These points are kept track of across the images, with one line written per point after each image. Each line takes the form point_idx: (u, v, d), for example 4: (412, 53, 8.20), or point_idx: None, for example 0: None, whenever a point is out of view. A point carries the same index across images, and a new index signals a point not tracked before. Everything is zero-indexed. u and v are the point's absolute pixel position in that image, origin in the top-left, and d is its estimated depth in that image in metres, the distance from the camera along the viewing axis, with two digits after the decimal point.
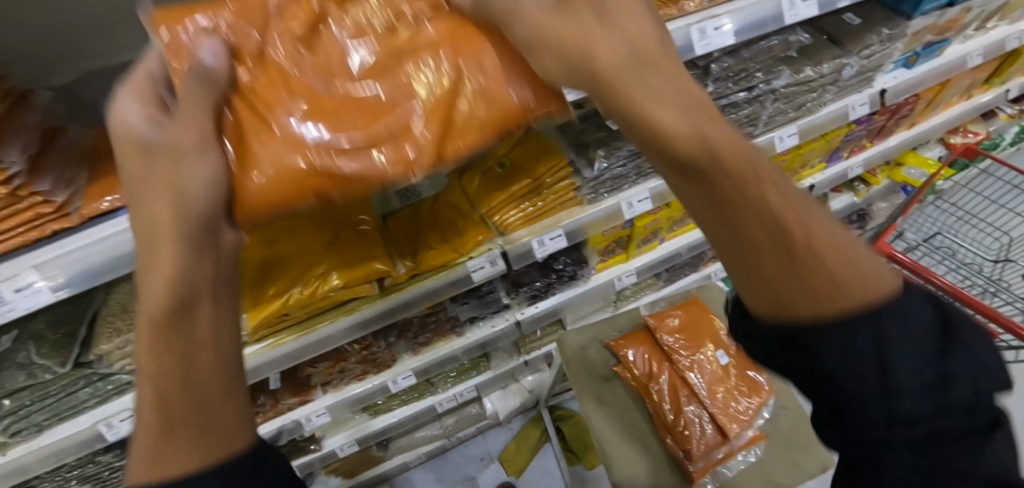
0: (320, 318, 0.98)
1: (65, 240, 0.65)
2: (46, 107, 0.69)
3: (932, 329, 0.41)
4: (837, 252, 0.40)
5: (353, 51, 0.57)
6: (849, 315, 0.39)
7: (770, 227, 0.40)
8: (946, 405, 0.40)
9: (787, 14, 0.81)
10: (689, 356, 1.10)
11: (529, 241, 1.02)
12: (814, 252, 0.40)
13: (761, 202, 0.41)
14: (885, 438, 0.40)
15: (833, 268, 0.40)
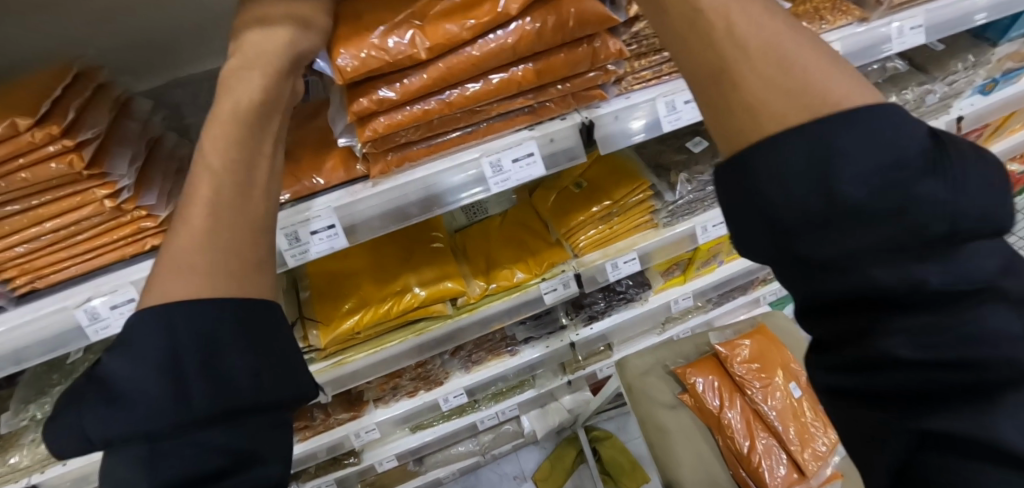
0: (389, 337, 0.95)
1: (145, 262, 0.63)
2: (147, 118, 0.68)
3: (995, 228, 0.31)
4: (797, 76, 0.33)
5: (482, 67, 0.56)
6: (822, 113, 0.31)
7: (737, 28, 0.35)
8: (961, 289, 0.31)
9: (894, 41, 0.77)
10: (761, 387, 1.09)
11: (602, 264, 0.99)
12: (769, 67, 0.33)
13: (728, 16, 0.35)
14: (857, 260, 0.31)
15: (783, 85, 0.33)
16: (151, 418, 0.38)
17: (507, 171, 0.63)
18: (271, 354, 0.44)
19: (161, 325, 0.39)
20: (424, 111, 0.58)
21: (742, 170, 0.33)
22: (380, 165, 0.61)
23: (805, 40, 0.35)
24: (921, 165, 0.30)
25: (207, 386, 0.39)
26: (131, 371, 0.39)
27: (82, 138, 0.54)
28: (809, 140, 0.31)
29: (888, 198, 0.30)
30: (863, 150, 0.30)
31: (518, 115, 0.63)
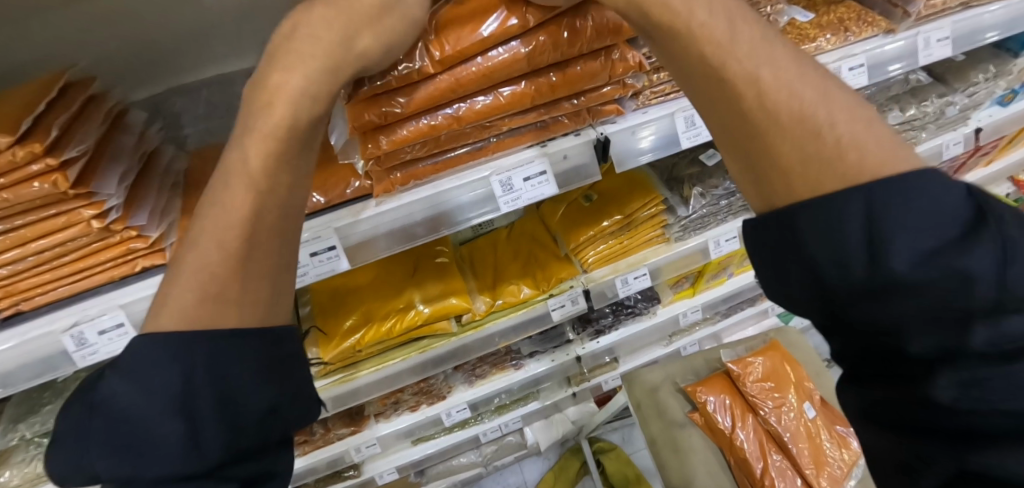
0: (391, 355, 0.92)
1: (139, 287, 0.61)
2: (141, 130, 0.65)
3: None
4: (825, 146, 0.34)
5: (493, 81, 0.53)
6: (858, 182, 0.32)
7: (765, 99, 0.36)
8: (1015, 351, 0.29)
9: (921, 53, 0.74)
10: (774, 407, 1.06)
11: (612, 279, 0.96)
12: (800, 134, 0.35)
13: (757, 83, 0.36)
14: (894, 319, 0.31)
15: (814, 153, 0.34)
16: (157, 454, 0.39)
17: (517, 189, 0.60)
18: (276, 390, 0.46)
19: (173, 363, 0.40)
20: (430, 127, 0.55)
21: (784, 227, 0.35)
22: (384, 183, 0.58)
23: (840, 102, 0.36)
24: (966, 232, 0.30)
25: (219, 428, 0.41)
26: (140, 405, 0.39)
27: (67, 156, 0.51)
28: (848, 205, 0.32)
29: (929, 266, 0.29)
30: (904, 217, 0.30)
31: (529, 129, 0.60)
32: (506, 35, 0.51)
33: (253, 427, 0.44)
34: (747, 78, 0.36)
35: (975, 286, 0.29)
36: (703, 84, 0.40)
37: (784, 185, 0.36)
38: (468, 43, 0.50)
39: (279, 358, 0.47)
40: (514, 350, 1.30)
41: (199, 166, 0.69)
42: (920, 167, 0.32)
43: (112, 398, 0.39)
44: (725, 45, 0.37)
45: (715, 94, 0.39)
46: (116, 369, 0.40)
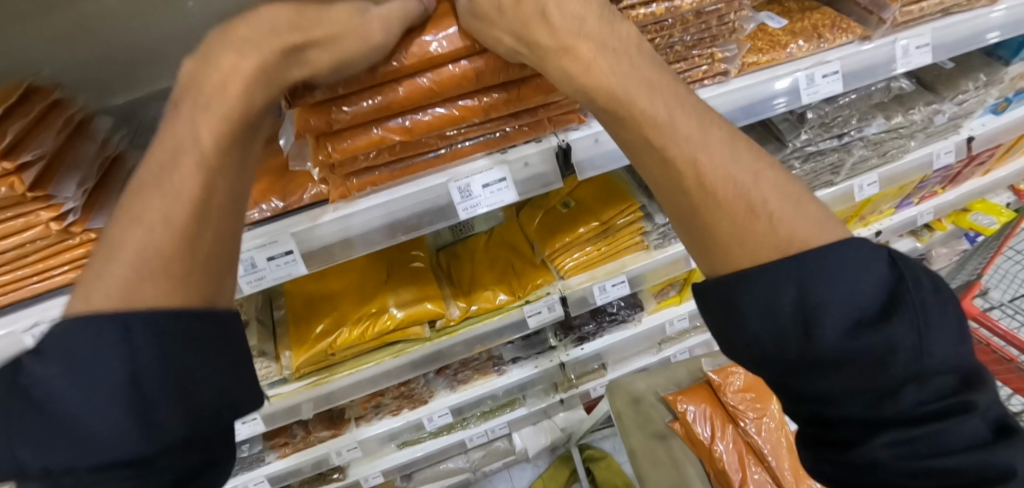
0: (365, 359, 0.91)
1: None
2: (105, 134, 0.65)
3: (954, 358, 0.35)
4: (763, 223, 0.38)
5: (446, 94, 0.54)
6: (792, 259, 0.36)
7: (705, 178, 0.39)
8: (929, 410, 0.34)
9: (898, 61, 0.72)
10: (755, 418, 1.04)
11: (589, 287, 0.95)
12: (739, 211, 0.38)
13: (702, 162, 0.40)
14: (833, 391, 0.35)
15: (756, 231, 0.38)
16: (105, 445, 0.34)
17: (475, 196, 0.60)
18: (233, 373, 0.42)
19: (115, 338, 0.36)
20: (382, 136, 0.55)
21: (730, 303, 0.38)
22: (339, 189, 0.57)
23: (774, 184, 0.39)
24: (879, 307, 0.35)
25: (176, 410, 0.37)
26: (79, 391, 0.35)
27: (24, 160, 0.49)
28: (784, 286, 0.36)
29: (857, 338, 0.34)
30: (832, 298, 0.35)
31: (489, 138, 0.60)
32: (460, 53, 0.52)
33: (209, 408, 0.39)
34: (695, 162, 0.40)
35: (894, 357, 0.34)
36: (649, 165, 0.43)
37: (729, 260, 0.39)
38: (422, 60, 0.51)
39: (231, 341, 0.43)
40: (496, 356, 1.30)
41: None
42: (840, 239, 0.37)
43: (42, 388, 0.35)
44: (667, 127, 0.41)
45: (662, 175, 0.42)
46: (43, 354, 0.35)
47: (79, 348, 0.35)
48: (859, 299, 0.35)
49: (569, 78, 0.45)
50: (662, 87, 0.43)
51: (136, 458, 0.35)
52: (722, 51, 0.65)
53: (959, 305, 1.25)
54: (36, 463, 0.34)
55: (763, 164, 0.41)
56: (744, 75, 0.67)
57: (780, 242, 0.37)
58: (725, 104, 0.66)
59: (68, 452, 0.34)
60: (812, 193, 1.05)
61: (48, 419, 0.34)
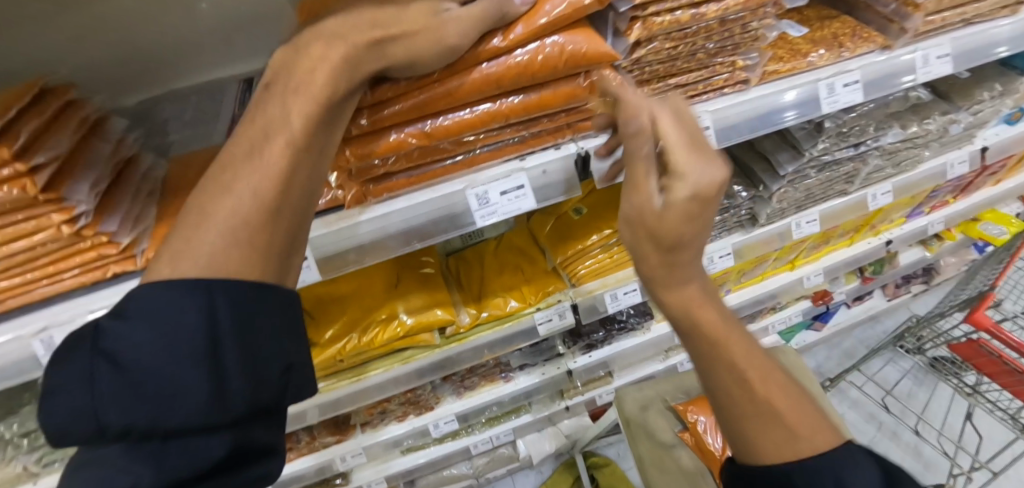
0: (372, 365, 0.91)
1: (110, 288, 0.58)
2: (119, 137, 0.64)
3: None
4: (798, 425, 0.45)
5: (467, 99, 0.53)
6: (823, 456, 0.44)
7: (748, 381, 0.45)
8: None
9: (918, 71, 0.71)
10: None
11: (602, 294, 0.94)
12: (778, 416, 0.45)
13: (754, 371, 0.46)
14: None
15: (793, 432, 0.45)
16: (179, 411, 0.35)
17: (493, 204, 0.59)
18: (295, 348, 0.43)
19: (199, 304, 0.36)
20: (401, 141, 0.54)
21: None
22: (355, 193, 0.57)
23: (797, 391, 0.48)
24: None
25: (247, 381, 0.38)
26: (157, 352, 0.35)
27: (37, 161, 0.48)
28: (823, 474, 0.43)
29: None
30: (860, 484, 0.43)
31: (508, 144, 0.60)
32: (479, 58, 0.51)
33: (276, 383, 0.41)
34: (751, 368, 0.46)
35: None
36: (694, 357, 0.47)
37: (766, 455, 0.46)
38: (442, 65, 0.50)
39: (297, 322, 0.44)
40: (504, 362, 1.29)
41: (177, 172, 0.68)
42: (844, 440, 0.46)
43: (119, 345, 0.35)
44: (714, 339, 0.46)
45: (715, 369, 0.46)
46: (123, 312, 0.35)
47: (160, 313, 0.35)
48: (866, 478, 0.43)
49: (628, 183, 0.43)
50: (716, 296, 0.48)
51: (208, 426, 0.36)
52: (744, 59, 0.64)
53: (972, 316, 1.24)
54: (114, 422, 0.34)
55: (786, 375, 0.49)
56: (765, 83, 0.66)
57: (812, 445, 0.45)
58: (744, 113, 0.65)
59: (143, 413, 0.34)
60: (825, 202, 1.04)
61: (122, 377, 0.34)
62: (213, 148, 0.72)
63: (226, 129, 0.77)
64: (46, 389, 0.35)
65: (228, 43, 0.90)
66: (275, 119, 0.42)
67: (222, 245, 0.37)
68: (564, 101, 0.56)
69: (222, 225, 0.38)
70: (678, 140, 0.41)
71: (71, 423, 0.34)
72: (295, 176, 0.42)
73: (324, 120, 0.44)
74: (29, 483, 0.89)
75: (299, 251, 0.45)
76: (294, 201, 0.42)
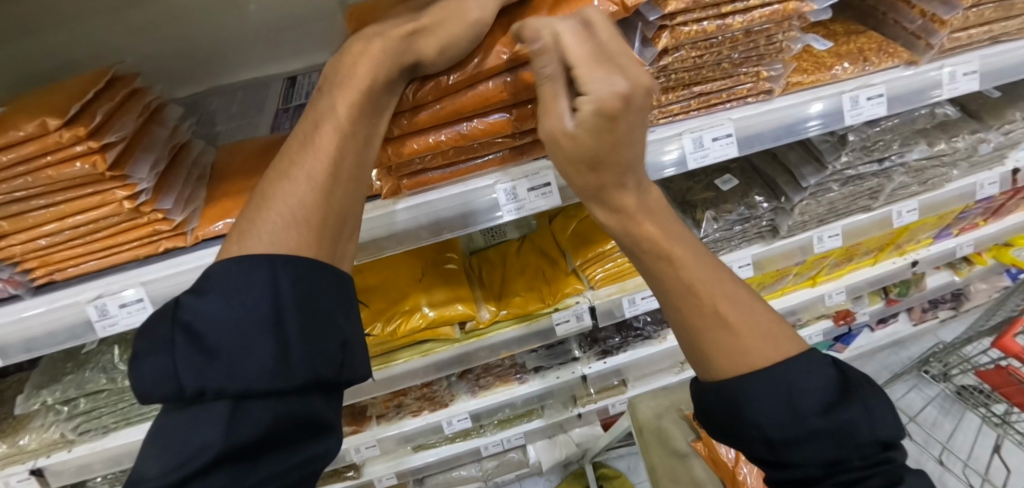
0: (395, 356, 0.94)
1: (152, 264, 0.63)
2: (175, 123, 0.69)
3: (891, 420, 0.47)
4: (753, 342, 0.48)
5: (499, 103, 0.56)
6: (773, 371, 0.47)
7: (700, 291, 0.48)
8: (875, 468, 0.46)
9: (944, 87, 0.72)
10: None
11: (620, 298, 0.95)
12: (730, 330, 0.48)
13: (710, 292, 0.49)
14: (812, 460, 0.46)
15: (742, 348, 0.48)
16: (248, 374, 0.38)
17: (521, 199, 0.62)
18: (351, 327, 0.46)
19: (265, 277, 0.40)
20: (438, 140, 0.57)
21: (729, 402, 0.48)
22: (391, 186, 0.60)
23: (758, 305, 0.50)
24: (840, 398, 0.47)
25: (305, 349, 0.41)
26: (227, 320, 0.39)
27: (107, 140, 0.53)
28: (774, 388, 0.47)
29: (826, 419, 0.46)
30: (803, 393, 0.46)
31: (536, 143, 0.62)
32: (510, 64, 0.54)
33: (334, 359, 0.44)
34: (699, 283, 0.49)
35: (856, 433, 0.45)
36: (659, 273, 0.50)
37: (720, 371, 0.49)
38: (476, 72, 0.53)
39: (353, 306, 0.47)
40: (519, 364, 1.31)
41: (225, 159, 0.73)
42: (802, 352, 0.49)
43: (197, 316, 0.39)
44: (665, 244, 0.49)
45: (670, 291, 0.50)
46: (201, 289, 0.40)
47: (227, 285, 0.40)
48: (810, 383, 0.47)
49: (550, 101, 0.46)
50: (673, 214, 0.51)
51: (273, 391, 0.39)
52: (768, 70, 0.66)
53: (999, 340, 1.21)
54: (191, 384, 0.38)
55: (747, 289, 0.51)
56: (787, 94, 0.68)
57: (766, 358, 0.47)
58: (768, 123, 0.67)
59: (216, 377, 0.38)
60: (848, 217, 1.04)
61: (201, 344, 0.39)
62: (258, 139, 0.76)
63: (269, 122, 0.81)
64: (136, 357, 0.39)
65: (274, 43, 0.95)
66: (326, 108, 0.47)
67: (285, 225, 0.42)
68: None
69: (284, 204, 0.43)
70: (576, 58, 0.42)
71: (155, 386, 0.38)
72: (342, 163, 0.46)
73: (369, 109, 0.48)
74: (65, 448, 0.96)
75: (351, 237, 0.49)
76: (343, 188, 0.46)
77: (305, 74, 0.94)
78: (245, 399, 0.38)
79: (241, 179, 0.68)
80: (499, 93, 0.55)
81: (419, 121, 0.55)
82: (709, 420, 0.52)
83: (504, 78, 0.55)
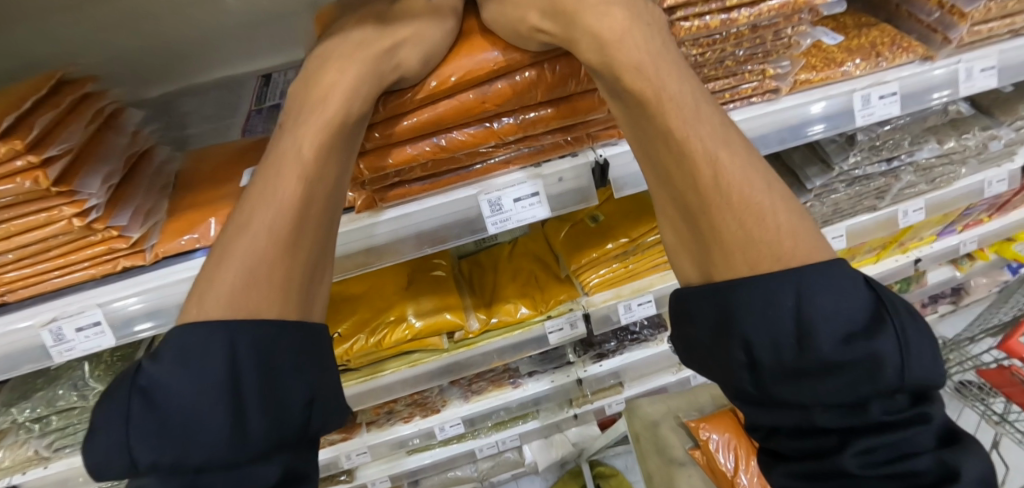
0: (382, 366, 0.90)
1: (107, 285, 0.57)
2: (135, 129, 0.64)
3: (935, 372, 0.37)
4: (757, 230, 0.39)
5: (481, 113, 0.52)
6: (793, 267, 0.37)
7: (714, 166, 0.41)
8: (901, 424, 0.36)
9: (961, 84, 0.68)
10: None
11: (615, 305, 0.91)
12: (729, 205, 0.40)
13: (723, 175, 0.40)
14: (823, 399, 0.36)
15: (757, 236, 0.39)
16: (204, 446, 0.35)
17: (506, 211, 0.56)
18: (320, 382, 0.43)
19: (223, 339, 0.37)
20: (416, 151, 0.52)
21: (722, 306, 0.39)
22: (365, 199, 0.55)
23: (776, 199, 0.40)
24: (876, 326, 0.36)
25: (268, 415, 0.38)
26: (181, 389, 0.36)
27: (50, 154, 0.48)
28: (784, 289, 0.36)
29: (851, 349, 0.35)
30: (826, 306, 0.35)
31: (523, 152, 0.57)
32: (494, 71, 0.50)
33: (300, 420, 0.41)
34: (700, 156, 0.41)
35: (883, 372, 0.35)
36: (660, 146, 0.44)
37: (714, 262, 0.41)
38: (455, 80, 0.49)
39: (323, 358, 0.44)
40: (513, 368, 1.27)
41: (192, 167, 0.67)
42: (830, 259, 0.38)
43: (151, 384, 0.36)
44: (673, 109, 0.42)
45: (675, 171, 0.43)
46: (158, 353, 0.37)
47: (183, 349, 0.37)
48: (836, 301, 0.36)
49: (597, 45, 0.44)
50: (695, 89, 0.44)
51: (233, 462, 0.36)
52: (775, 67, 0.61)
53: (1003, 341, 1.18)
54: (144, 460, 0.35)
55: (769, 178, 0.41)
56: (795, 93, 0.63)
57: (778, 249, 0.38)
58: (773, 126, 0.62)
59: (170, 451, 0.35)
60: (852, 217, 1.01)
61: (154, 416, 0.35)
62: (228, 144, 0.71)
63: (242, 125, 0.76)
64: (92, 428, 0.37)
65: (247, 37, 0.89)
66: (291, 146, 0.45)
67: (246, 280, 0.40)
68: (582, 111, 0.54)
69: (244, 259, 0.41)
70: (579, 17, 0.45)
71: (109, 460, 0.36)
72: (310, 206, 0.44)
73: (338, 145, 0.46)
74: (41, 464, 0.92)
75: (322, 281, 0.46)
76: (310, 234, 0.44)
77: (282, 70, 0.89)
78: (202, 473, 0.35)
79: (209, 189, 0.63)
80: (481, 101, 0.51)
81: (394, 133, 0.51)
82: (698, 339, 0.42)
83: (487, 86, 0.51)
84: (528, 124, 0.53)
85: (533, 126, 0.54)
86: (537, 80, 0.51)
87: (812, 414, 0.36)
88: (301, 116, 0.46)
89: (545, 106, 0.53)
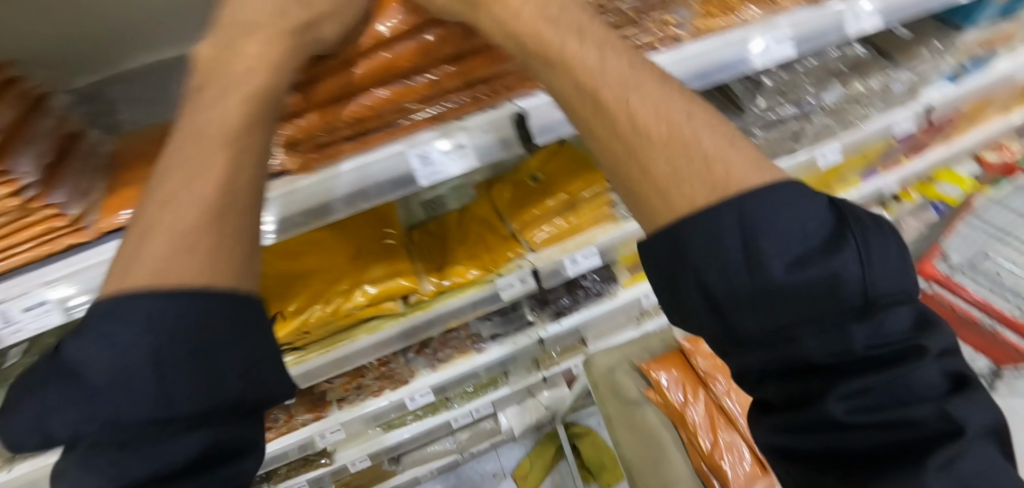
0: (341, 337, 0.93)
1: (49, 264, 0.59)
2: (63, 113, 0.64)
3: (900, 281, 0.38)
4: (697, 165, 0.38)
5: (400, 70, 0.55)
6: (734, 195, 0.37)
7: (639, 117, 0.40)
8: (883, 350, 0.37)
9: (849, 26, 0.74)
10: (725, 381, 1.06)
11: (561, 259, 0.97)
12: (665, 146, 0.39)
13: (653, 123, 0.40)
14: (788, 331, 0.36)
15: (699, 174, 0.38)
16: (127, 411, 0.36)
17: (435, 163, 0.60)
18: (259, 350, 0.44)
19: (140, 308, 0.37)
20: (343, 112, 0.56)
21: (680, 255, 0.38)
22: (297, 161, 0.57)
23: (710, 131, 0.40)
24: (830, 243, 0.37)
25: (196, 382, 0.38)
26: (104, 357, 0.36)
27: None
28: (731, 225, 0.36)
29: (802, 272, 0.35)
30: (773, 234, 0.36)
31: (445, 108, 0.60)
32: (408, 29, 0.53)
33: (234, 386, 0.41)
34: (622, 106, 0.41)
35: (842, 288, 0.35)
36: (584, 111, 0.43)
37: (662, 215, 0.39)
38: (372, 41, 0.53)
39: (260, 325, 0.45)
40: (475, 334, 1.31)
41: (125, 148, 0.69)
42: (771, 179, 0.38)
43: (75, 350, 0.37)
44: (586, 67, 0.42)
45: (598, 126, 0.43)
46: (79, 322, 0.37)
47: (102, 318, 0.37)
48: (783, 230, 0.36)
49: (498, 15, 0.48)
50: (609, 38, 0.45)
51: (158, 427, 0.37)
52: (673, 18, 0.67)
53: None
54: (68, 427, 0.36)
55: (701, 111, 0.42)
56: (698, 40, 0.68)
57: (729, 177, 0.38)
58: (687, 68, 0.67)
59: (96, 416, 0.36)
60: (777, 162, 1.04)
61: (81, 381, 0.36)
62: (161, 125, 0.72)
63: (174, 105, 0.77)
64: (27, 393, 0.38)
65: (172, 20, 0.89)
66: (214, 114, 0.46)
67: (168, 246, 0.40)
68: (494, 63, 0.58)
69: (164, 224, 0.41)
70: None
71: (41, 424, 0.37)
72: (237, 178, 0.44)
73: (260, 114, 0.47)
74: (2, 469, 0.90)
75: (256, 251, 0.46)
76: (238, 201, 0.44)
77: None
78: (128, 440, 0.36)
79: (145, 166, 0.65)
80: (398, 59, 0.54)
81: (320, 93, 0.54)
82: (674, 308, 0.42)
83: (402, 45, 0.54)
84: (444, 78, 0.57)
85: (449, 81, 0.58)
86: (449, 37, 0.55)
87: (796, 346, 0.37)
88: (224, 82, 0.48)
89: (459, 62, 0.58)
